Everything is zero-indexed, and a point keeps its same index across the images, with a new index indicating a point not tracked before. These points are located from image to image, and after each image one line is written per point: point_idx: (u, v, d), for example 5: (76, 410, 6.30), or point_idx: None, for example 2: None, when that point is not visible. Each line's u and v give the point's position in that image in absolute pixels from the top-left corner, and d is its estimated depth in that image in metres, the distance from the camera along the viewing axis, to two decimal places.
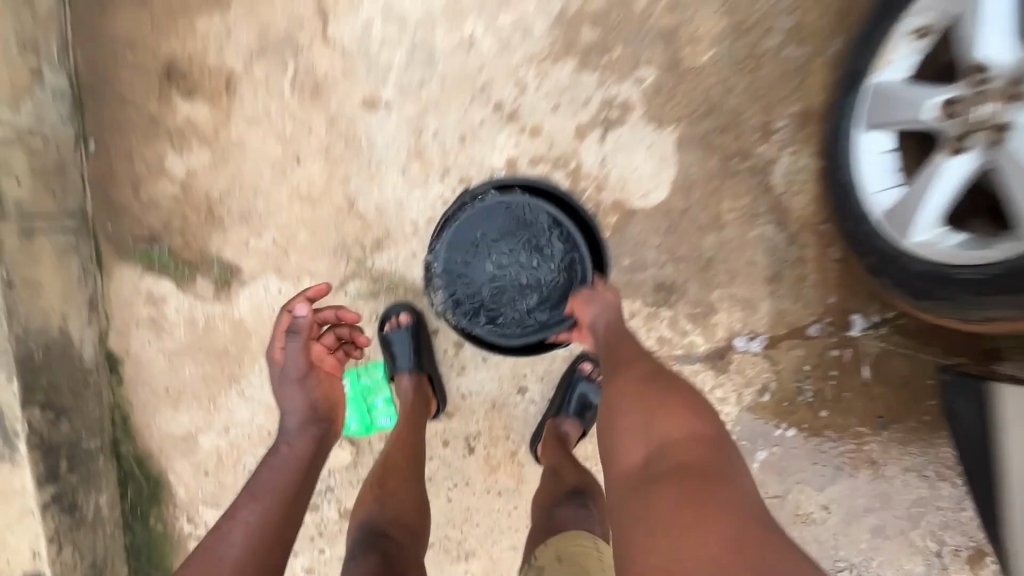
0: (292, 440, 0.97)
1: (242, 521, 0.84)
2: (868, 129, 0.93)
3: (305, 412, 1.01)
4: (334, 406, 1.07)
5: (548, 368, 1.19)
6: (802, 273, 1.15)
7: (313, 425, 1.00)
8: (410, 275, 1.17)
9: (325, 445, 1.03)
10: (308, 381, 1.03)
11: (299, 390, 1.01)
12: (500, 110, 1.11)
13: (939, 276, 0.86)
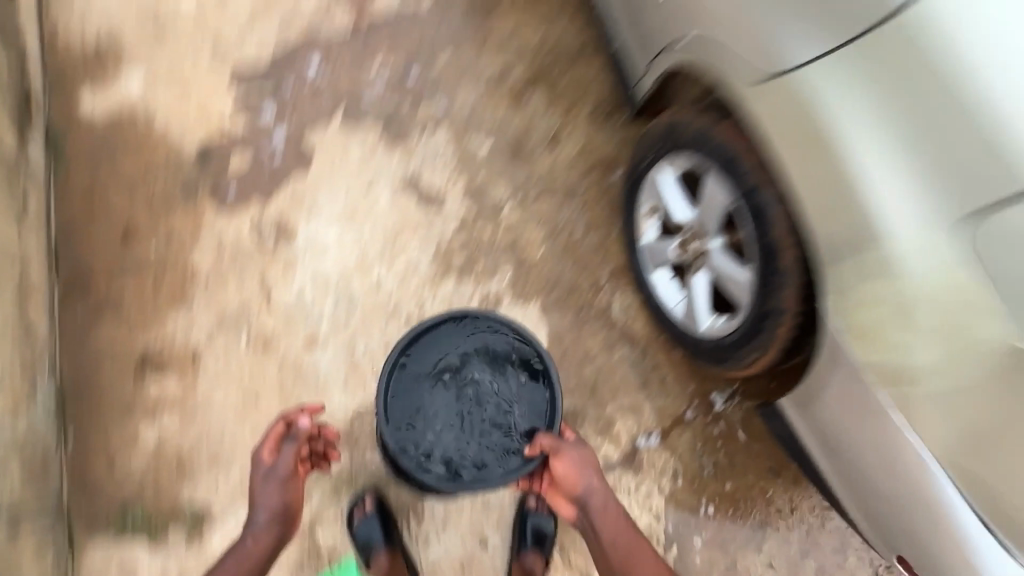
0: (258, 534, 1.05)
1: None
2: (652, 269, 1.43)
3: (277, 510, 1.06)
4: (297, 507, 1.13)
5: (501, 515, 1.37)
6: (663, 375, 1.53)
7: (277, 524, 1.07)
8: (366, 466, 1.39)
9: (283, 539, 1.10)
10: (289, 484, 1.08)
11: (277, 491, 1.06)
12: (411, 321, 1.51)
13: (722, 347, 1.27)
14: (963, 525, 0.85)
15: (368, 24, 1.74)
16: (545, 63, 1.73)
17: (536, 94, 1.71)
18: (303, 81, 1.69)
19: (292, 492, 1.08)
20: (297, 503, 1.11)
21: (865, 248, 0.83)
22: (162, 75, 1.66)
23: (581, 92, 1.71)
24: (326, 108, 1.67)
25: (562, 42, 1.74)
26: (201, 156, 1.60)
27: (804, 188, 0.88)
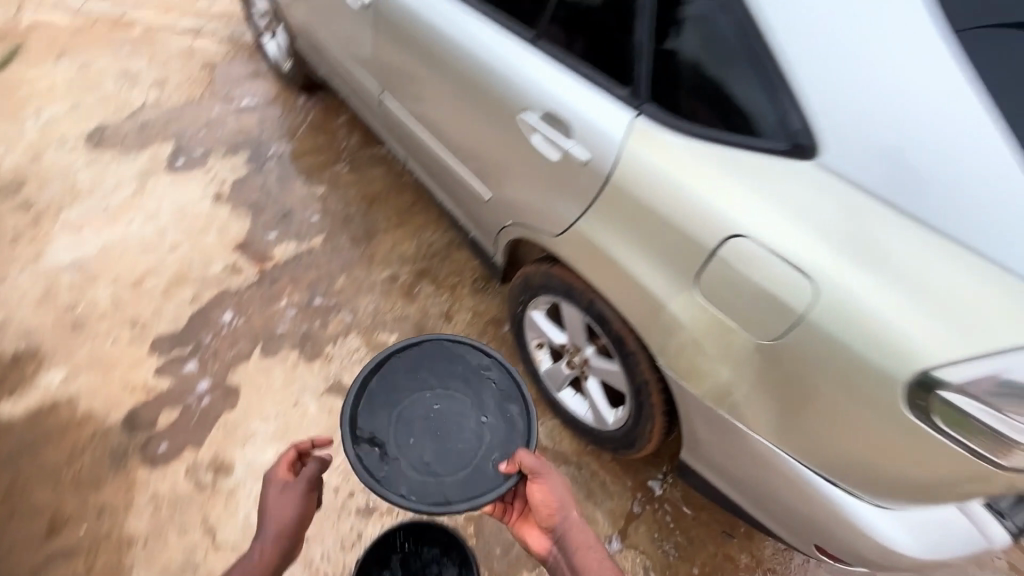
0: (263, 545, 1.06)
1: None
2: (559, 389, 1.71)
3: (282, 524, 1.08)
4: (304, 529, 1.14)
5: None
6: (602, 479, 1.70)
7: (282, 540, 1.07)
8: None
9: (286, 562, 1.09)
10: (303, 495, 1.13)
11: (292, 501, 1.11)
12: (363, 510, 1.63)
13: (628, 432, 1.50)
14: (834, 495, 1.02)
15: (270, 275, 2.16)
16: (422, 266, 2.22)
17: (423, 287, 2.15)
18: (222, 332, 1.97)
19: (301, 508, 1.11)
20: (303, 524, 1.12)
21: (657, 319, 1.10)
22: (87, 364, 1.89)
23: (458, 277, 2.18)
24: (245, 348, 1.94)
25: (430, 248, 2.29)
26: (129, 424, 1.76)
27: (609, 292, 1.20)
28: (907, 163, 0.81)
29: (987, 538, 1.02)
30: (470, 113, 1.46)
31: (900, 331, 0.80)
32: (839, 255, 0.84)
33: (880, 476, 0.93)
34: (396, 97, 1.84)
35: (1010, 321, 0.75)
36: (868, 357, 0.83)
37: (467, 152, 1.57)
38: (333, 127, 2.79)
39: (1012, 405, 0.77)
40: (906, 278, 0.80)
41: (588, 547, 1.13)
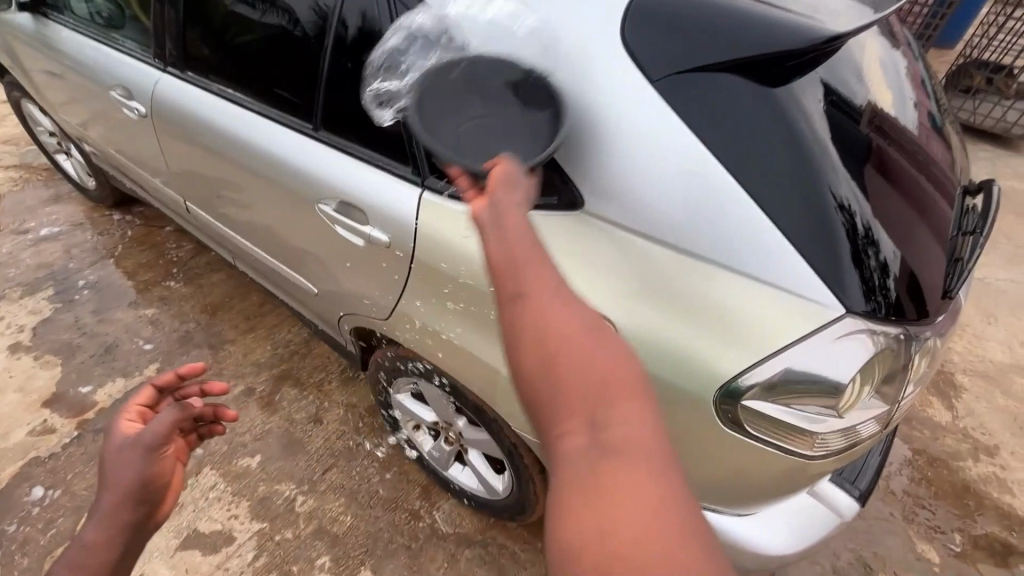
0: (95, 526, 0.76)
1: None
2: (446, 467, 1.63)
3: (122, 492, 0.78)
4: (172, 487, 0.83)
5: None
6: (511, 551, 1.60)
7: (122, 515, 0.77)
8: None
9: (136, 541, 0.79)
10: (151, 456, 0.81)
11: (134, 464, 0.80)
12: None
13: (517, 498, 1.44)
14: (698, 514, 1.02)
15: (93, 426, 1.84)
16: (282, 369, 2.04)
17: (284, 393, 1.96)
18: (33, 514, 1.63)
19: (150, 464, 0.80)
20: (160, 485, 0.81)
21: (496, 386, 1.07)
22: None
23: (323, 372, 2.02)
24: (66, 525, 1.61)
25: (289, 347, 2.11)
26: None
27: (448, 367, 1.15)
28: (658, 199, 0.85)
29: (835, 511, 1.07)
30: (280, 214, 1.41)
31: (695, 356, 0.83)
32: (629, 297, 0.88)
33: (725, 488, 0.95)
34: (209, 206, 1.74)
35: (778, 326, 0.80)
36: (679, 385, 0.86)
37: (288, 251, 1.50)
38: (159, 238, 2.54)
39: (799, 398, 0.82)
40: (689, 307, 0.85)
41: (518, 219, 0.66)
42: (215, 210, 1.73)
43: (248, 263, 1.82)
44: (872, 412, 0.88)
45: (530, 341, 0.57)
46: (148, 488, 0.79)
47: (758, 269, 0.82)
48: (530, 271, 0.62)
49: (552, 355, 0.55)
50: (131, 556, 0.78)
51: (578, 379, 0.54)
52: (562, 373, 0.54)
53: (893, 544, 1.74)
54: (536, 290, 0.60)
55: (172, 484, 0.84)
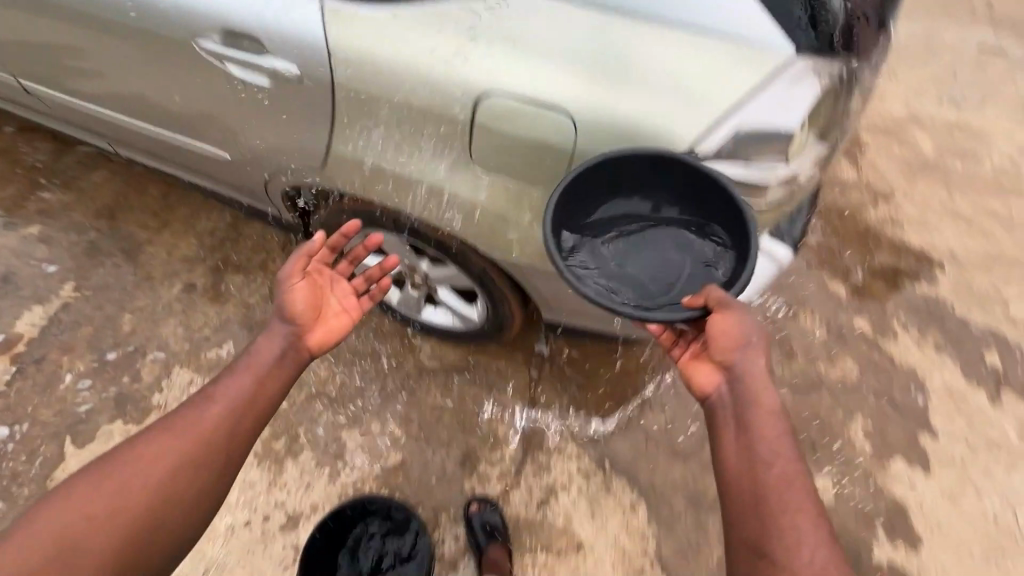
0: (267, 338, 1.06)
1: (200, 423, 0.95)
2: (417, 311, 1.67)
3: (282, 310, 1.08)
4: (315, 315, 1.10)
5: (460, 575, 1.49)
6: (496, 368, 1.75)
7: (286, 324, 1.08)
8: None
9: (295, 351, 1.07)
10: (298, 286, 1.09)
11: (287, 291, 1.08)
12: (284, 523, 1.51)
13: (493, 318, 1.51)
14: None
15: (30, 358, 1.72)
16: (217, 258, 1.90)
17: (229, 281, 1.86)
18: (9, 450, 1.59)
19: (303, 290, 1.09)
20: (314, 310, 1.10)
21: (456, 210, 1.04)
22: None
23: (263, 252, 1.91)
24: (50, 450, 1.59)
25: (215, 235, 1.95)
26: None
27: (400, 204, 1.10)
28: None
29: (775, 260, 1.20)
30: (159, 69, 1.19)
31: (658, 123, 0.83)
32: (587, 76, 0.84)
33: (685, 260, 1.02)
34: (67, 82, 1.45)
35: (733, 75, 0.82)
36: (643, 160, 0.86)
37: (179, 115, 1.28)
38: (6, 144, 2.11)
39: (757, 153, 0.87)
40: (645, 73, 0.83)
41: (768, 419, 0.89)
42: (76, 89, 1.45)
43: (140, 146, 1.58)
44: (814, 156, 0.95)
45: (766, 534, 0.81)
46: (292, 310, 1.07)
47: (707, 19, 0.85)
48: (786, 500, 0.83)
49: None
50: (292, 362, 1.06)
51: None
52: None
53: (811, 288, 2.04)
54: (794, 521, 0.81)
55: (327, 321, 1.12)
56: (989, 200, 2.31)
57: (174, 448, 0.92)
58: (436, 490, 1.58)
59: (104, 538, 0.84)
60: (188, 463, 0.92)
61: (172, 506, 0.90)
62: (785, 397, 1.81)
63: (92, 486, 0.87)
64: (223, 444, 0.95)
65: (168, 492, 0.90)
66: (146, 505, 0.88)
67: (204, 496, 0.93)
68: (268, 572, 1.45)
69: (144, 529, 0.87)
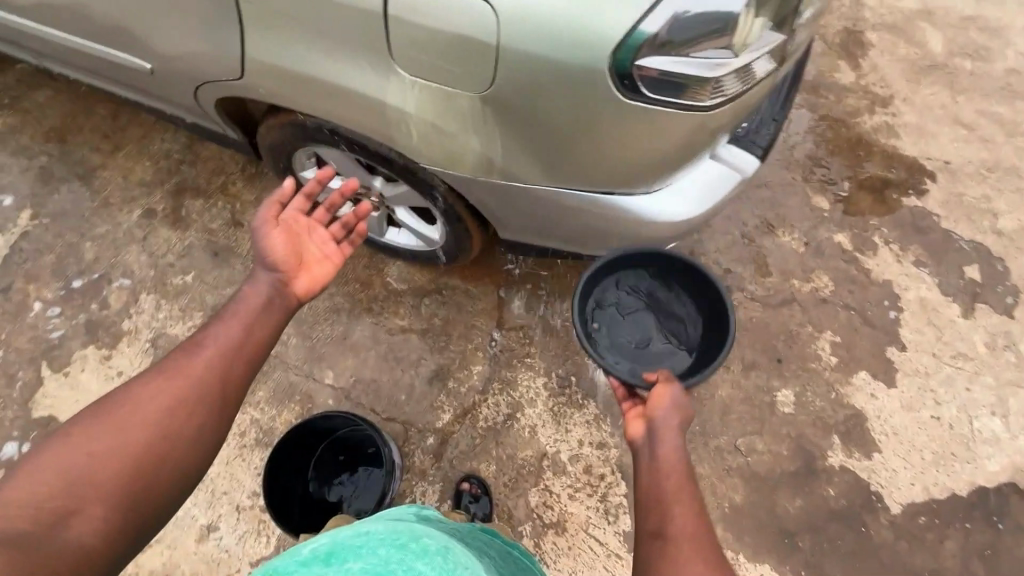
0: (253, 284, 0.97)
1: (193, 364, 0.84)
2: (383, 234, 1.64)
3: (267, 256, 0.99)
4: (294, 261, 1.02)
5: (431, 482, 1.57)
6: (466, 289, 1.74)
7: (271, 271, 0.99)
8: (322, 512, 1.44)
9: (283, 301, 0.98)
10: (273, 231, 1.01)
11: (263, 238, 1.00)
12: (262, 439, 1.57)
13: (454, 239, 1.47)
14: (614, 203, 1.05)
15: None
16: (175, 182, 1.84)
17: (190, 206, 1.80)
18: None
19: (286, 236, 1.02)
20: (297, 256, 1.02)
21: (387, 120, 0.96)
22: None
23: (222, 176, 1.84)
24: (30, 375, 1.62)
25: (170, 158, 1.87)
26: None
27: (331, 116, 1.02)
28: None
29: (740, 171, 1.13)
30: None
31: (585, 8, 0.74)
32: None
33: (632, 172, 0.96)
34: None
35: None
36: (574, 56, 0.78)
37: (94, 21, 1.18)
38: None
39: (697, 43, 0.79)
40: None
41: (676, 469, 0.84)
42: None
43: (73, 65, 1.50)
44: (770, 49, 0.86)
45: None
46: (272, 254, 0.99)
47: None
48: (681, 527, 0.77)
49: None
50: (282, 311, 0.97)
51: None
52: None
53: (793, 202, 1.96)
54: (681, 543, 0.75)
55: (311, 269, 1.04)
56: (995, 104, 2.16)
57: (166, 389, 0.80)
58: (407, 406, 1.63)
59: (104, 477, 0.70)
60: (187, 402, 0.80)
61: (171, 447, 0.77)
62: (756, 313, 1.81)
63: (71, 434, 0.73)
64: (220, 386, 0.84)
65: (168, 431, 0.77)
66: (142, 446, 0.75)
67: (202, 439, 0.81)
68: (247, 483, 1.52)
69: (145, 469, 0.74)
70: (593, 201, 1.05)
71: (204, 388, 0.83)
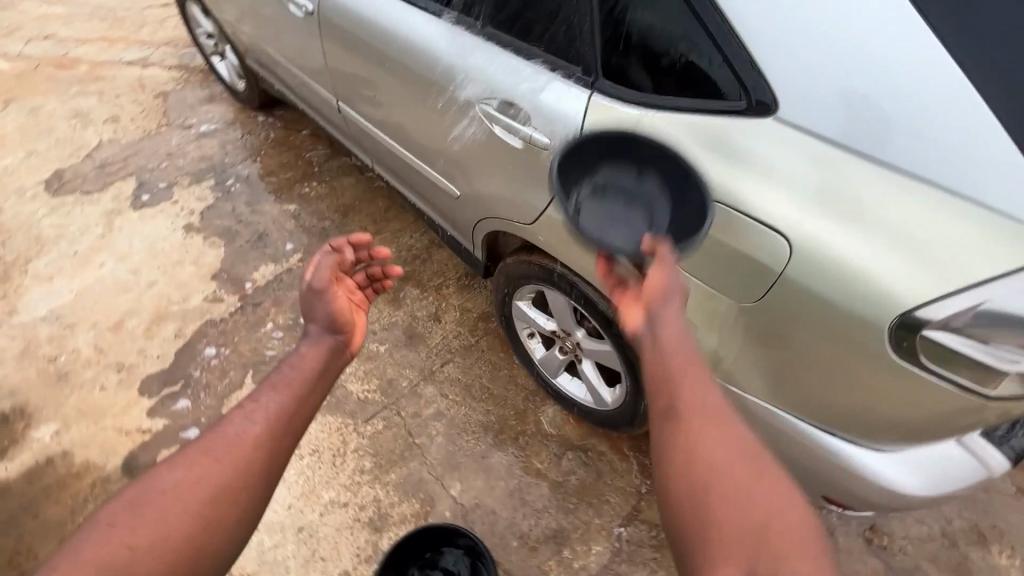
0: (311, 344, 1.10)
1: (240, 442, 0.92)
2: (557, 376, 1.73)
3: (327, 322, 1.13)
4: (352, 323, 1.16)
5: None
6: (611, 459, 1.70)
7: (329, 333, 1.12)
8: None
9: (339, 360, 1.12)
10: (333, 293, 1.15)
11: (323, 302, 1.13)
12: (375, 521, 1.59)
13: (630, 408, 1.51)
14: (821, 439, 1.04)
15: (253, 299, 2.12)
16: (405, 270, 2.19)
17: (408, 292, 2.12)
18: (211, 364, 1.93)
19: (342, 304, 1.15)
20: (350, 321, 1.16)
21: None
22: (78, 415, 1.80)
23: (441, 278, 2.16)
24: (236, 376, 1.91)
25: (411, 252, 2.26)
26: (130, 469, 1.70)
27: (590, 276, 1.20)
28: (844, 106, 0.83)
29: (986, 467, 1.02)
30: (425, 117, 1.46)
31: (871, 267, 0.81)
32: (794, 203, 0.86)
33: (864, 423, 0.96)
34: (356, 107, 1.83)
35: (956, 243, 0.78)
36: (847, 302, 0.83)
37: (430, 151, 1.53)
38: (299, 142, 2.76)
39: (997, 333, 0.78)
40: (859, 214, 0.82)
41: (682, 353, 0.81)
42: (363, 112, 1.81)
43: (386, 164, 1.92)
44: None
45: (706, 497, 0.69)
46: (335, 317, 1.13)
47: (945, 179, 0.80)
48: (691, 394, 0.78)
49: (700, 483, 0.71)
50: (337, 367, 1.11)
51: (706, 479, 0.71)
52: (711, 502, 0.69)
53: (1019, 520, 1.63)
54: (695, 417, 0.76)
55: (359, 325, 1.19)
56: None
57: (215, 470, 0.88)
58: (515, 554, 1.55)
59: (144, 568, 0.77)
60: (230, 484, 0.88)
61: (215, 529, 0.85)
62: None
63: (114, 524, 0.81)
64: (262, 462, 0.92)
65: (206, 521, 0.84)
66: (188, 527, 0.82)
67: (241, 519, 0.87)
68: (344, 558, 1.53)
69: (187, 555, 0.81)
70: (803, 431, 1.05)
71: (249, 463, 0.91)
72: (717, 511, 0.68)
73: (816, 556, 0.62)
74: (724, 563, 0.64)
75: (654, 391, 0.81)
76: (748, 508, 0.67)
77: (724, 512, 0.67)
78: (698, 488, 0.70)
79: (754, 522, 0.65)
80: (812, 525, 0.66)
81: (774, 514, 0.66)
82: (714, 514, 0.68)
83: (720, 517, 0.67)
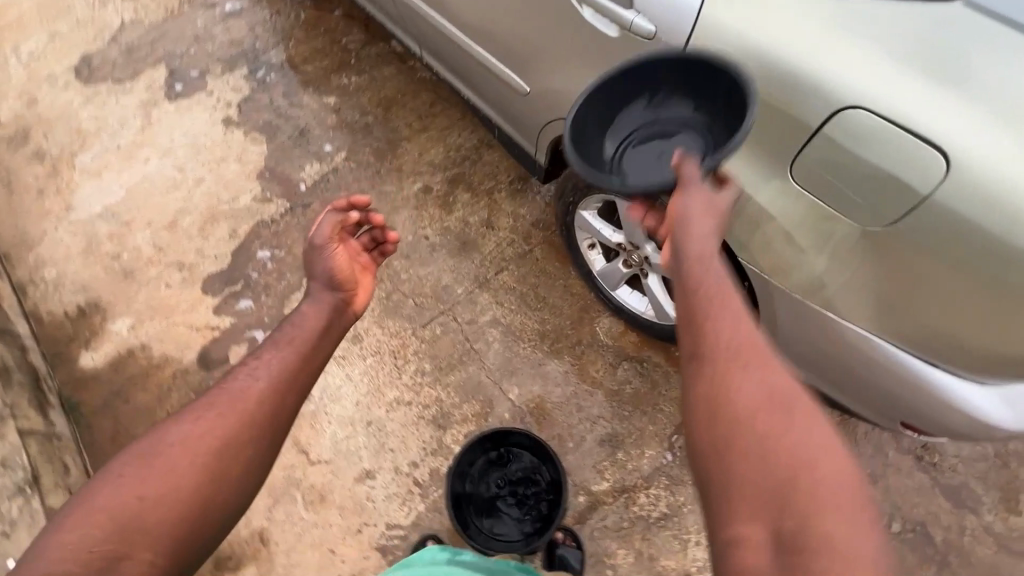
0: (314, 301, 1.09)
1: (249, 395, 0.90)
2: (617, 288, 1.68)
3: (327, 278, 1.12)
4: (353, 283, 1.15)
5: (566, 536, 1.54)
6: (668, 372, 1.72)
7: (329, 293, 1.11)
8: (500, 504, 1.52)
9: (340, 320, 1.11)
10: (333, 249, 1.13)
11: (323, 258, 1.12)
12: (438, 420, 1.68)
13: None
14: (917, 369, 0.99)
15: (301, 201, 2.07)
16: (454, 173, 2.08)
17: (458, 195, 2.03)
18: (268, 267, 1.95)
19: (342, 263, 1.14)
20: (352, 280, 1.14)
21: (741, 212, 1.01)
22: (149, 312, 1.87)
23: (492, 181, 2.05)
24: (294, 278, 1.92)
25: (460, 152, 2.12)
26: (205, 364, 1.80)
27: None
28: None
29: None
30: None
31: (975, 148, 0.74)
32: (912, 76, 0.78)
33: (966, 351, 0.91)
34: None
35: None
36: (977, 216, 0.77)
37: (496, 39, 1.36)
38: (331, 23, 2.49)
39: None
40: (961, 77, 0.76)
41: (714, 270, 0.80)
42: None
43: (436, 51, 1.71)
44: None
45: (727, 453, 0.67)
46: (336, 276, 1.12)
47: None
48: (722, 331, 0.75)
49: (727, 428, 0.69)
50: (340, 325, 1.10)
51: (729, 424, 0.69)
52: (736, 455, 0.67)
53: None
54: (730, 364, 0.72)
55: (361, 285, 1.17)
56: None
57: (222, 425, 0.86)
58: (572, 454, 1.63)
59: (155, 518, 0.76)
60: (236, 437, 0.86)
61: (221, 480, 0.83)
62: (987, 552, 1.52)
63: (120, 476, 0.79)
64: (265, 419, 0.90)
65: (213, 470, 0.82)
66: (196, 479, 0.81)
67: (249, 473, 0.86)
68: (411, 451, 1.64)
69: (199, 505, 0.80)
70: (898, 359, 1.00)
71: (255, 421, 0.88)
72: (731, 461, 0.67)
73: (858, 516, 0.60)
74: (748, 520, 0.63)
75: (683, 324, 0.79)
76: (771, 464, 0.64)
77: (747, 463, 0.65)
78: (718, 437, 0.69)
79: (787, 471, 0.63)
80: (843, 465, 0.64)
81: (819, 483, 0.62)
82: (741, 466, 0.66)
83: (739, 464, 0.66)
